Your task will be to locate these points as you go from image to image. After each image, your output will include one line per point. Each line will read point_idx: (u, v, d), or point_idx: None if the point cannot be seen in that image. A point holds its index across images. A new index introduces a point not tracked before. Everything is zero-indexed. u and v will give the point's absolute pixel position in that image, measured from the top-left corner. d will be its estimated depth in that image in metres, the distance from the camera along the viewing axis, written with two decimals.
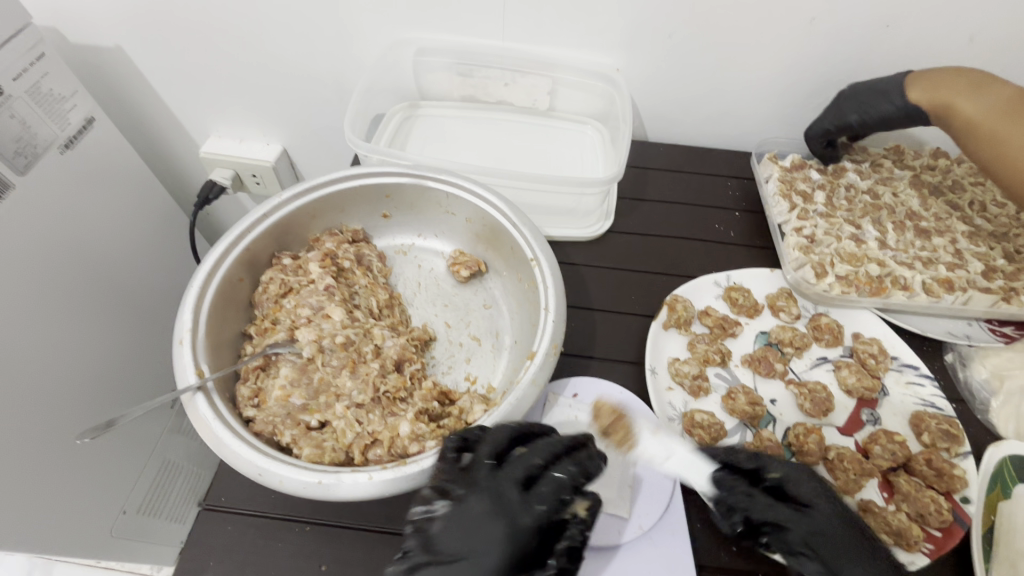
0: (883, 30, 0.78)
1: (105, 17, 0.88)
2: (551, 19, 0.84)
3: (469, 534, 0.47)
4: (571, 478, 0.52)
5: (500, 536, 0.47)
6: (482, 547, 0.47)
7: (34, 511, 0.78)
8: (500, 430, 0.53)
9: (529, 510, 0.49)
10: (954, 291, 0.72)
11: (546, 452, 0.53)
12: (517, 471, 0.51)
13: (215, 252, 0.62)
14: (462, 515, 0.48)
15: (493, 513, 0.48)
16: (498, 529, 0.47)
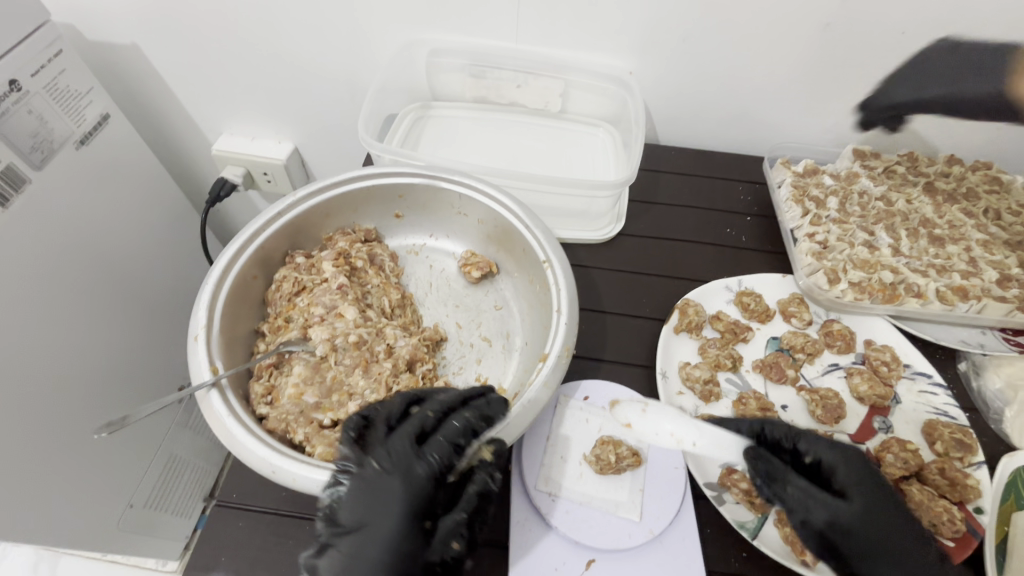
0: (899, 36, 0.78)
1: (122, 15, 0.89)
2: (565, 22, 0.84)
3: (370, 502, 0.47)
4: (466, 425, 0.52)
5: (399, 495, 0.48)
6: (377, 516, 0.47)
7: (39, 504, 0.79)
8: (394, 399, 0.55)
9: (421, 466, 0.50)
10: (968, 299, 0.72)
11: (435, 411, 0.54)
12: (410, 433, 0.51)
13: (230, 250, 0.63)
14: (360, 490, 0.48)
15: (390, 474, 0.49)
16: (397, 489, 0.48)
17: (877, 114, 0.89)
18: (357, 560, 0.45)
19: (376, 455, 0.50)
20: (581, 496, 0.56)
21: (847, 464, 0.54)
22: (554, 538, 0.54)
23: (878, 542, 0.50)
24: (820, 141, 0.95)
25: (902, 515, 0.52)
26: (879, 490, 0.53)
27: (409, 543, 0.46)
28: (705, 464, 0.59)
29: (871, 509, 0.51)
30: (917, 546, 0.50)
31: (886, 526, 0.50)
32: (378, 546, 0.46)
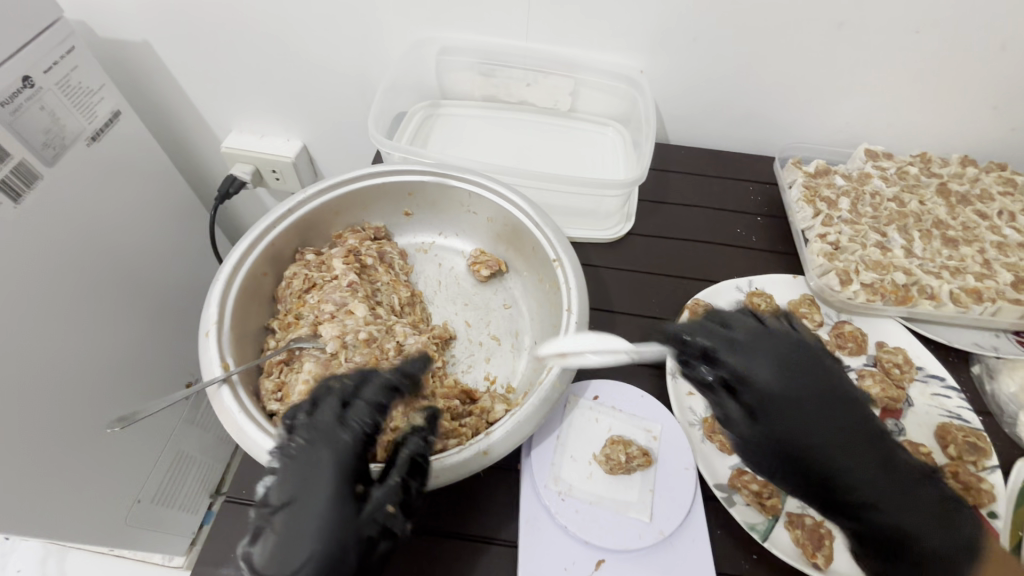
0: (913, 35, 0.77)
1: (134, 12, 0.90)
2: (576, 20, 0.84)
3: (296, 476, 0.46)
4: (385, 387, 0.53)
5: (325, 464, 0.46)
6: (306, 488, 0.45)
7: (47, 498, 0.79)
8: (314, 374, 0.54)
9: (345, 433, 0.49)
10: (982, 301, 0.71)
11: (350, 379, 0.53)
12: (329, 406, 0.50)
13: (241, 247, 0.63)
14: (288, 467, 0.46)
15: (314, 447, 0.47)
16: (320, 459, 0.47)
17: (890, 114, 0.88)
18: (293, 535, 0.43)
19: (298, 432, 0.49)
20: (590, 496, 0.56)
21: (761, 368, 0.52)
22: (563, 538, 0.54)
23: (805, 446, 0.51)
24: (832, 142, 0.95)
25: (836, 416, 0.51)
26: (802, 396, 0.52)
27: (338, 509, 0.45)
28: (714, 464, 0.60)
29: (790, 416, 0.51)
30: (850, 445, 0.51)
31: (808, 431, 0.51)
32: (314, 517, 0.44)
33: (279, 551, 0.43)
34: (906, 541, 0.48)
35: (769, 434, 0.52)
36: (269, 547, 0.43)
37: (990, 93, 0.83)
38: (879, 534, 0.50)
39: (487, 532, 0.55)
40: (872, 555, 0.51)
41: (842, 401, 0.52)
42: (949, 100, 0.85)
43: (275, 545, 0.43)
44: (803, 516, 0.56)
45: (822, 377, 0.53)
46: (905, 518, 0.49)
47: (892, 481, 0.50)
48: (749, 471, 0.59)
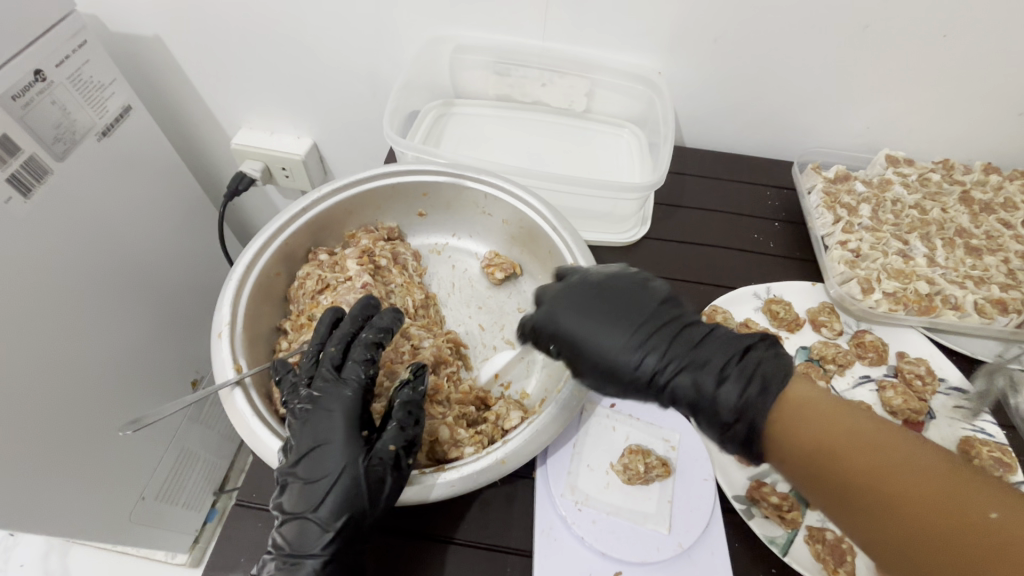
0: (940, 39, 0.76)
1: (146, 6, 0.89)
2: (594, 19, 0.83)
3: (306, 429, 0.49)
4: (373, 345, 0.54)
5: (335, 418, 0.50)
6: (323, 440, 0.49)
7: (50, 495, 0.79)
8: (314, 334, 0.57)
9: (347, 389, 0.51)
10: (1008, 313, 0.69)
11: (335, 345, 0.54)
12: (325, 367, 0.53)
13: (254, 247, 0.62)
14: (302, 424, 0.49)
15: (320, 405, 0.50)
16: (326, 413, 0.50)
17: (912, 119, 0.87)
18: (317, 480, 0.47)
19: (305, 393, 0.51)
20: (607, 506, 0.55)
21: (560, 314, 0.53)
22: (580, 549, 0.53)
23: (608, 371, 0.51)
24: (851, 147, 0.93)
25: (631, 330, 0.50)
26: (594, 324, 0.51)
27: (352, 453, 0.49)
28: (734, 477, 0.59)
29: (599, 347, 0.50)
30: (647, 345, 0.49)
31: (604, 356, 0.50)
32: (331, 463, 0.48)
33: (306, 490, 0.47)
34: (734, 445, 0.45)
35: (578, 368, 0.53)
36: (295, 489, 0.47)
37: (1017, 100, 0.81)
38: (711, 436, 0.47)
39: (502, 541, 0.54)
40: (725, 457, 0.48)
41: (630, 318, 0.51)
42: (973, 106, 0.83)
43: (298, 487, 0.47)
44: (824, 531, 0.55)
45: (608, 299, 0.52)
46: (719, 415, 0.45)
47: (703, 375, 0.47)
48: (768, 483, 0.58)
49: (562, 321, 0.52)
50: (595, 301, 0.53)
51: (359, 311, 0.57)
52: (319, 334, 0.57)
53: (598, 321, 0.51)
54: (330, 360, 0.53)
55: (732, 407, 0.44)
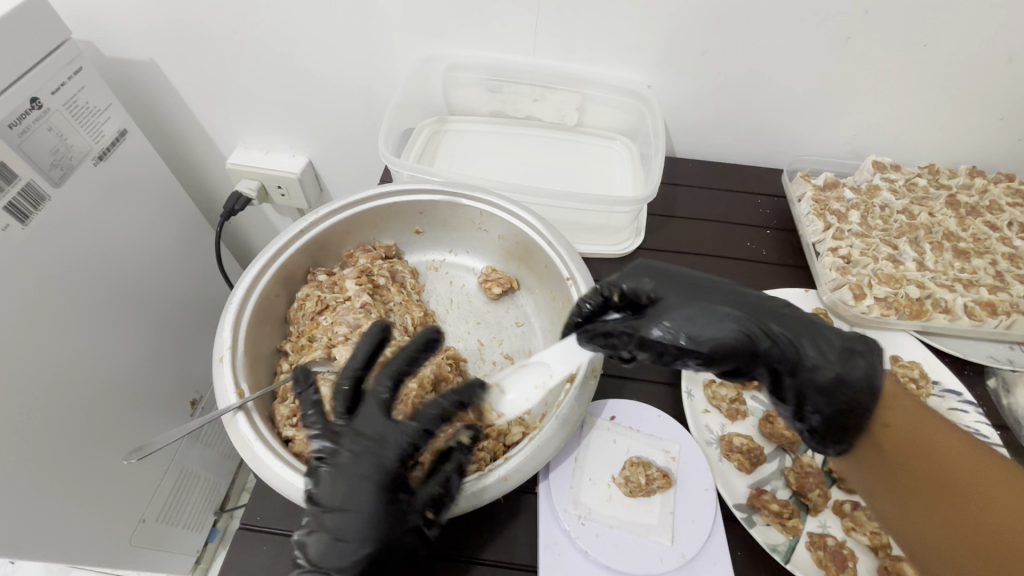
0: (920, 49, 0.78)
1: (141, 30, 0.90)
2: (583, 36, 0.85)
3: (337, 482, 0.47)
4: (441, 412, 0.50)
5: (365, 476, 0.47)
6: (358, 498, 0.46)
7: (47, 522, 0.78)
8: (350, 360, 0.53)
9: (392, 449, 0.48)
10: (997, 315, 0.71)
11: (383, 386, 0.51)
12: (370, 403, 0.51)
13: (253, 269, 0.63)
14: (339, 477, 0.47)
15: (358, 458, 0.48)
16: (357, 469, 0.47)
17: (898, 126, 0.89)
18: (343, 537, 0.45)
19: (344, 441, 0.49)
20: (610, 520, 0.55)
21: (646, 282, 0.57)
22: (584, 562, 0.53)
23: (710, 318, 0.52)
24: (838, 154, 0.95)
25: (716, 293, 0.55)
26: (681, 286, 0.56)
27: (384, 515, 0.46)
28: (734, 486, 0.60)
29: (686, 302, 0.53)
30: (735, 305, 0.53)
31: (704, 304, 0.53)
32: (360, 523, 0.46)
33: (331, 544, 0.45)
34: (855, 380, 0.49)
35: (672, 321, 0.52)
36: (320, 543, 0.45)
37: (998, 104, 0.83)
38: (826, 379, 0.50)
39: (506, 556, 0.54)
40: (836, 410, 0.50)
41: (710, 284, 0.56)
42: (955, 112, 0.85)
43: (322, 540, 0.45)
44: (825, 537, 0.57)
45: (682, 274, 0.58)
46: (835, 350, 0.50)
47: (797, 325, 0.52)
48: (767, 491, 0.60)
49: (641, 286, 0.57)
50: (670, 274, 0.58)
51: (419, 346, 0.54)
52: (356, 358, 0.53)
53: (677, 286, 0.56)
54: (381, 396, 0.51)
55: (840, 345, 0.51)
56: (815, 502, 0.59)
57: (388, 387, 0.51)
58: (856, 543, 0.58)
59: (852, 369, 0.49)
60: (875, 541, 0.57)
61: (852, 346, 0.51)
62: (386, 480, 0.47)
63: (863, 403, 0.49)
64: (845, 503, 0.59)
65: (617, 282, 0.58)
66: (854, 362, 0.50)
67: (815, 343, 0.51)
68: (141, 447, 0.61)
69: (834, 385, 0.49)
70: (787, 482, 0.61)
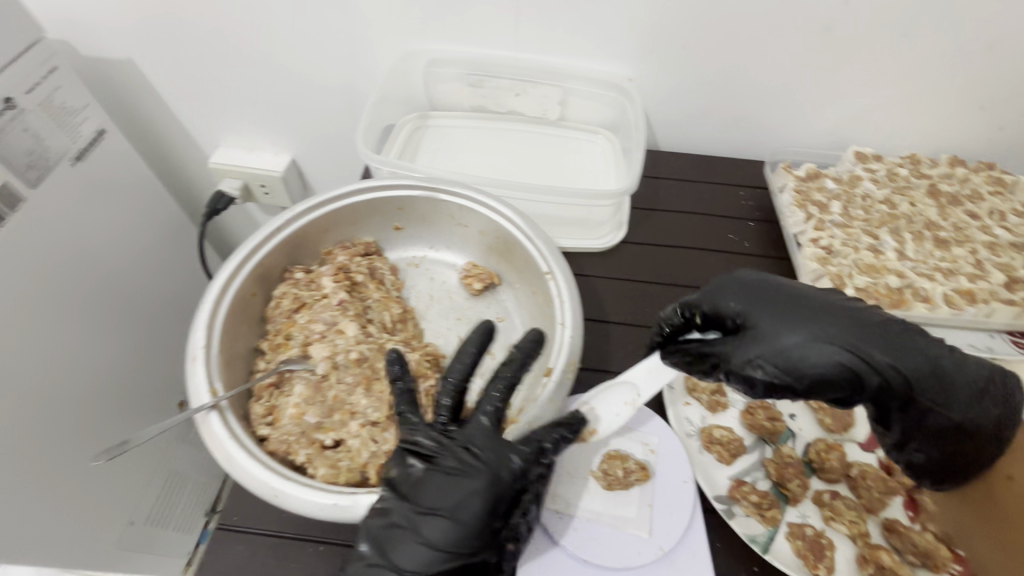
0: (899, 38, 0.78)
1: (116, 28, 0.89)
2: (563, 29, 0.84)
3: (445, 490, 0.48)
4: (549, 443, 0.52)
5: (475, 492, 0.48)
6: (454, 508, 0.47)
7: (37, 526, 0.76)
8: (455, 371, 0.55)
9: (506, 470, 0.49)
10: (976, 303, 0.72)
11: (496, 396, 0.54)
12: (479, 415, 0.53)
13: (228, 267, 0.62)
14: (444, 483, 0.48)
15: (463, 470, 0.49)
16: (469, 483, 0.48)
17: (879, 117, 0.89)
18: (430, 544, 0.46)
19: (456, 450, 0.50)
20: (588, 513, 0.55)
21: (735, 304, 0.56)
22: (561, 555, 0.54)
23: (807, 348, 0.50)
24: (820, 146, 0.95)
25: (823, 317, 0.52)
26: (772, 308, 0.54)
27: (477, 534, 0.47)
28: (714, 477, 0.60)
29: (781, 328, 0.52)
30: (842, 333, 0.51)
31: (802, 331, 0.51)
32: (450, 535, 0.46)
33: (414, 545, 0.46)
34: (980, 424, 0.50)
35: (761, 351, 0.51)
36: (408, 546, 0.46)
37: (978, 93, 0.83)
38: (945, 423, 0.50)
39: None
40: (955, 454, 0.52)
41: (809, 305, 0.54)
42: (936, 102, 0.85)
43: (412, 542, 0.46)
44: (803, 527, 0.57)
45: (784, 292, 0.56)
46: (959, 394, 0.51)
47: (914, 356, 0.51)
48: (747, 482, 0.60)
49: (726, 306, 0.57)
50: (772, 294, 0.56)
51: (520, 357, 0.56)
52: (463, 368, 0.55)
53: (775, 306, 0.54)
54: (490, 406, 0.53)
55: (966, 389, 0.51)
56: (795, 492, 0.59)
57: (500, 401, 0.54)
58: (835, 533, 0.58)
59: (979, 415, 0.50)
60: (853, 530, 0.57)
61: (982, 387, 0.51)
62: (486, 497, 0.48)
63: (986, 447, 0.51)
64: (824, 493, 0.60)
65: (704, 303, 0.58)
66: (979, 405, 0.51)
67: (938, 383, 0.50)
68: (114, 447, 0.60)
69: (953, 428, 0.51)
70: (768, 474, 0.61)
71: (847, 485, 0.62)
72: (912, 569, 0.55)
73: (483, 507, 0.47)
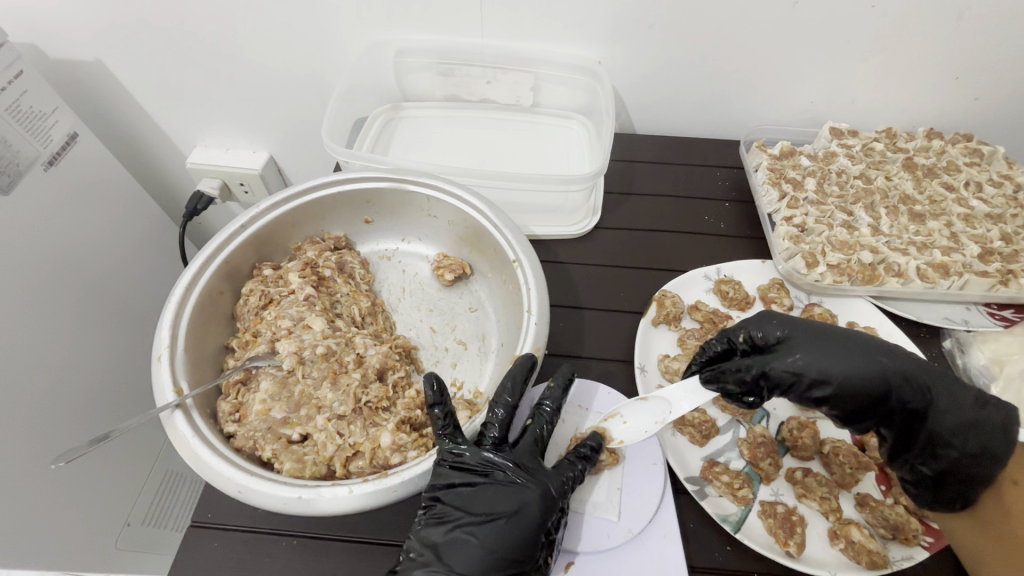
0: (870, 9, 0.76)
1: (82, 28, 0.87)
2: (531, 12, 0.82)
3: (500, 500, 0.51)
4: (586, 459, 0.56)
5: (532, 503, 0.51)
6: (506, 519, 0.50)
7: (39, 524, 0.74)
8: (506, 392, 0.56)
9: (554, 485, 0.52)
10: (950, 276, 0.71)
11: (543, 422, 0.57)
12: (527, 436, 0.56)
13: (194, 265, 0.62)
14: (496, 495, 0.52)
15: (515, 486, 0.52)
16: (527, 494, 0.51)
17: (853, 90, 0.87)
18: (483, 551, 0.49)
19: (506, 467, 0.53)
20: None
21: (775, 327, 0.57)
22: None
23: (844, 366, 0.52)
24: (797, 122, 0.94)
25: (852, 342, 0.54)
26: (807, 331, 0.56)
27: (529, 546, 0.49)
28: (686, 459, 0.60)
29: (817, 351, 0.54)
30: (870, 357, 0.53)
31: (836, 353, 0.53)
32: (503, 544, 0.49)
33: (468, 551, 0.49)
34: (987, 425, 0.50)
35: (802, 366, 0.53)
36: (467, 552, 0.49)
37: (951, 65, 0.82)
38: (958, 420, 0.51)
39: None
40: (966, 452, 0.50)
41: (841, 331, 0.56)
42: (909, 74, 0.84)
43: (466, 548, 0.49)
44: (775, 505, 0.57)
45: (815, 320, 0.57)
46: (967, 400, 0.52)
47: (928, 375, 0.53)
48: (719, 462, 0.60)
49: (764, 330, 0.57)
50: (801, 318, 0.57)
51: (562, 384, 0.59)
52: (512, 392, 0.56)
53: (807, 331, 0.56)
54: (536, 429, 0.57)
55: (972, 396, 0.52)
56: (767, 471, 0.59)
57: (548, 425, 0.57)
58: (807, 509, 0.58)
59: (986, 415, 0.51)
60: (825, 506, 0.57)
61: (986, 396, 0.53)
62: (537, 511, 0.50)
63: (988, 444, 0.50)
64: (797, 471, 0.60)
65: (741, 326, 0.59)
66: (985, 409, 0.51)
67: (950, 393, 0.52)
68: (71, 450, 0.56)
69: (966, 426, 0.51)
70: (741, 454, 0.61)
71: (820, 462, 0.62)
72: (883, 542, 0.55)
73: (536, 519, 0.50)
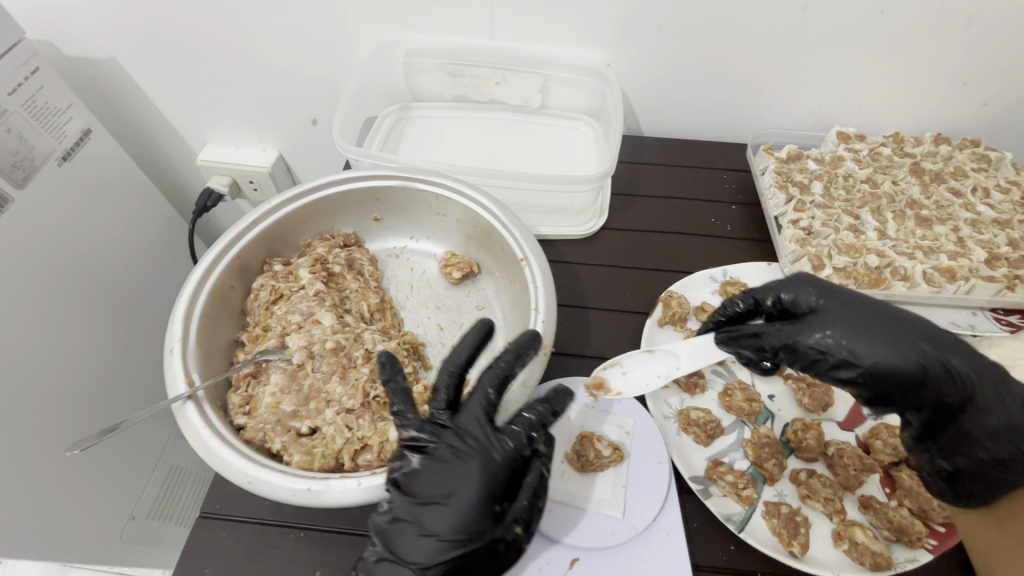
0: (879, 14, 0.76)
1: (99, 26, 0.88)
2: (541, 14, 0.83)
3: (442, 477, 0.49)
4: (538, 419, 0.53)
5: (472, 478, 0.49)
6: (449, 496, 0.48)
7: (46, 516, 0.75)
8: (450, 361, 0.55)
9: (498, 453, 0.50)
10: (956, 280, 0.71)
11: (490, 387, 0.54)
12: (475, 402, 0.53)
13: (207, 259, 0.63)
14: (438, 470, 0.49)
15: (457, 460, 0.50)
16: (466, 468, 0.49)
17: (861, 95, 0.88)
18: (426, 532, 0.47)
19: (447, 440, 0.51)
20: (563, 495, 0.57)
21: (810, 294, 0.57)
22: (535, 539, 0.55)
23: (876, 343, 0.51)
24: (804, 126, 0.94)
25: (890, 319, 0.53)
26: (845, 302, 0.55)
27: (475, 523, 0.47)
28: (691, 459, 0.61)
29: (851, 319, 0.53)
30: (906, 334, 0.52)
31: (870, 326, 0.52)
32: (445, 522, 0.47)
33: (411, 533, 0.47)
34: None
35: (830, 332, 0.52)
36: (413, 536, 0.47)
37: (960, 70, 0.82)
38: (1001, 423, 0.51)
39: None
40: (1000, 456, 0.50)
41: (881, 308, 0.54)
42: (918, 79, 0.84)
43: (411, 532, 0.47)
44: (779, 505, 0.57)
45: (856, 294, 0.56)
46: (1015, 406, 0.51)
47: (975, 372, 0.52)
48: (724, 462, 0.60)
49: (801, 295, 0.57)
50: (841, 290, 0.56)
51: (516, 344, 0.55)
52: (456, 361, 0.55)
53: (845, 302, 0.55)
54: (484, 395, 0.53)
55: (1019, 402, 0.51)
56: (771, 471, 0.59)
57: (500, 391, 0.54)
58: (811, 510, 0.58)
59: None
60: (829, 507, 0.57)
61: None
62: (478, 486, 0.48)
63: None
64: (801, 472, 0.60)
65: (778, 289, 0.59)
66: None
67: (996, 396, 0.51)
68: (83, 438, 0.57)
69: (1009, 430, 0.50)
70: (746, 454, 0.61)
71: (825, 463, 0.62)
72: (887, 543, 0.56)
73: (479, 495, 0.48)
